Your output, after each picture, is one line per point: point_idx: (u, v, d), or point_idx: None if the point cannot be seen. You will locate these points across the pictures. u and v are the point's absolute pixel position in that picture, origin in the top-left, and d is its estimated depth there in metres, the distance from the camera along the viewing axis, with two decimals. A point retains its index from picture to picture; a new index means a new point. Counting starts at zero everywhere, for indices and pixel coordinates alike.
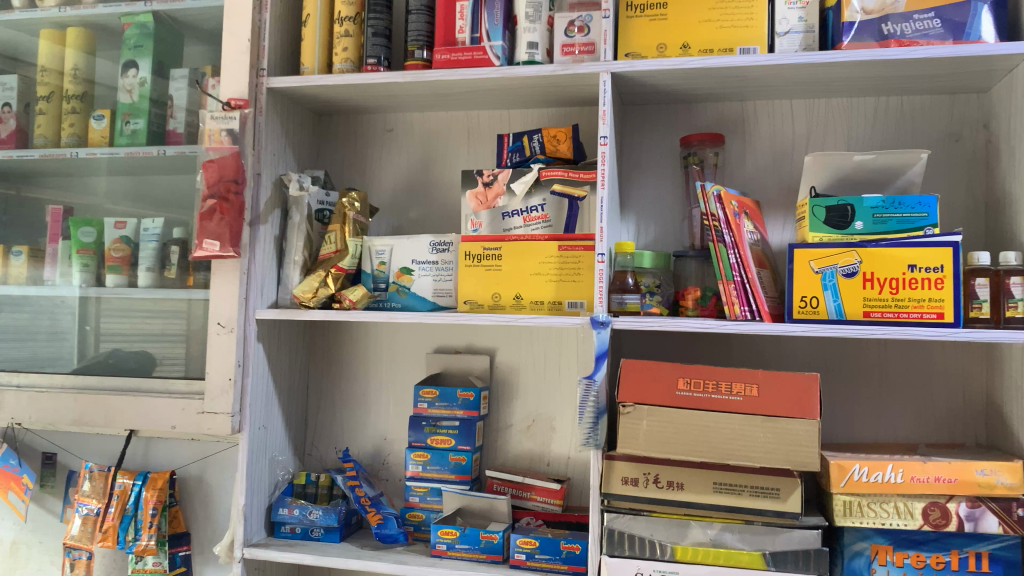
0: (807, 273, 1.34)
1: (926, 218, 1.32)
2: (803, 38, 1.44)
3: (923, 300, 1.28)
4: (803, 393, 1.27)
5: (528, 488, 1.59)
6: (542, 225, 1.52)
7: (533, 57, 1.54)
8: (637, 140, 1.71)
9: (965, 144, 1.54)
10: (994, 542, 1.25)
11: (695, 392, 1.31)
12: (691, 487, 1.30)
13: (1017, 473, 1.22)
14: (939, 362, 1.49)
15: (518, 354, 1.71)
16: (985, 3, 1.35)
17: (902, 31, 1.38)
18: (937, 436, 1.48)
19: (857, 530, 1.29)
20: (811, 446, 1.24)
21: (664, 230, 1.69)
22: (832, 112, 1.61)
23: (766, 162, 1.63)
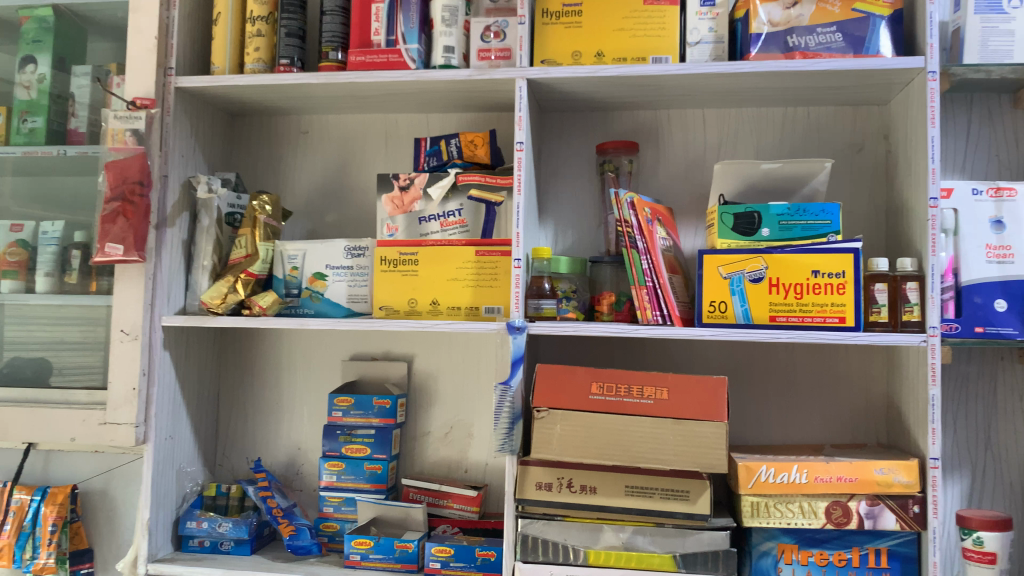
0: (717, 278, 1.37)
1: (829, 225, 1.36)
2: (713, 49, 1.47)
3: (826, 305, 1.32)
4: (711, 396, 1.30)
5: (445, 495, 1.58)
6: (459, 230, 1.52)
7: (449, 61, 1.53)
8: (555, 147, 1.72)
9: (867, 155, 1.60)
10: (892, 538, 1.29)
11: (608, 396, 1.32)
12: (604, 490, 1.31)
13: (912, 471, 1.27)
14: (843, 364, 1.54)
15: (435, 360, 1.69)
16: (883, 19, 1.40)
17: (806, 44, 1.42)
18: (842, 437, 1.53)
19: (764, 530, 1.32)
20: (720, 448, 1.27)
21: (582, 236, 1.70)
22: (742, 121, 1.65)
23: (680, 169, 1.66)
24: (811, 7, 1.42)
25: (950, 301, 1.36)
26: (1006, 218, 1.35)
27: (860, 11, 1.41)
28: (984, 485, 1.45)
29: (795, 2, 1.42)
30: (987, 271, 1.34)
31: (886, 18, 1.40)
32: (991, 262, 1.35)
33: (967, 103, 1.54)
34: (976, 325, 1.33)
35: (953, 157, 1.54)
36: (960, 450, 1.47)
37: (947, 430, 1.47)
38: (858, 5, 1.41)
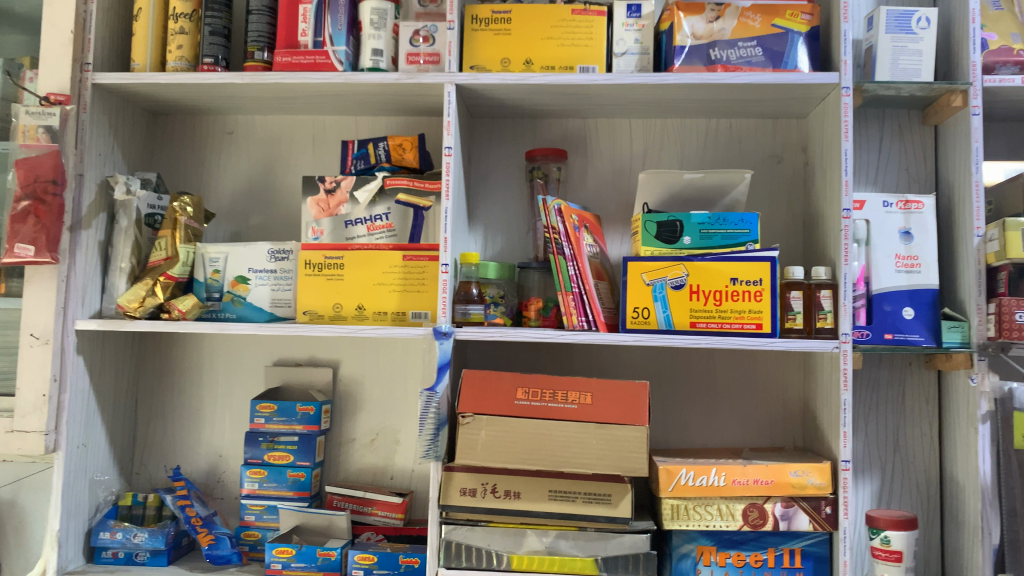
0: (640, 285, 1.39)
1: (748, 234, 1.40)
2: (638, 60, 1.50)
3: (743, 311, 1.36)
4: (633, 399, 1.32)
5: (369, 502, 1.56)
6: (386, 234, 1.51)
7: (377, 64, 1.52)
8: (485, 152, 1.72)
9: (786, 166, 1.65)
10: (805, 539, 1.33)
11: (533, 401, 1.33)
12: (527, 495, 1.32)
13: (825, 473, 1.31)
14: (762, 369, 1.58)
15: (362, 365, 1.67)
16: (801, 35, 1.45)
17: (727, 57, 1.46)
18: (760, 439, 1.57)
19: (684, 533, 1.34)
20: (640, 452, 1.29)
21: (511, 242, 1.70)
22: (668, 131, 1.68)
23: (607, 177, 1.69)
24: (733, 21, 1.46)
25: (862, 308, 1.39)
26: (914, 230, 1.41)
27: (779, 27, 1.45)
28: (892, 486, 1.51)
29: (717, 16, 1.46)
30: (896, 280, 1.40)
31: (804, 34, 1.45)
32: (900, 271, 1.40)
33: (880, 118, 1.60)
34: (886, 332, 1.38)
35: (865, 170, 1.60)
36: (870, 453, 1.53)
37: (859, 434, 1.53)
38: (777, 21, 1.45)
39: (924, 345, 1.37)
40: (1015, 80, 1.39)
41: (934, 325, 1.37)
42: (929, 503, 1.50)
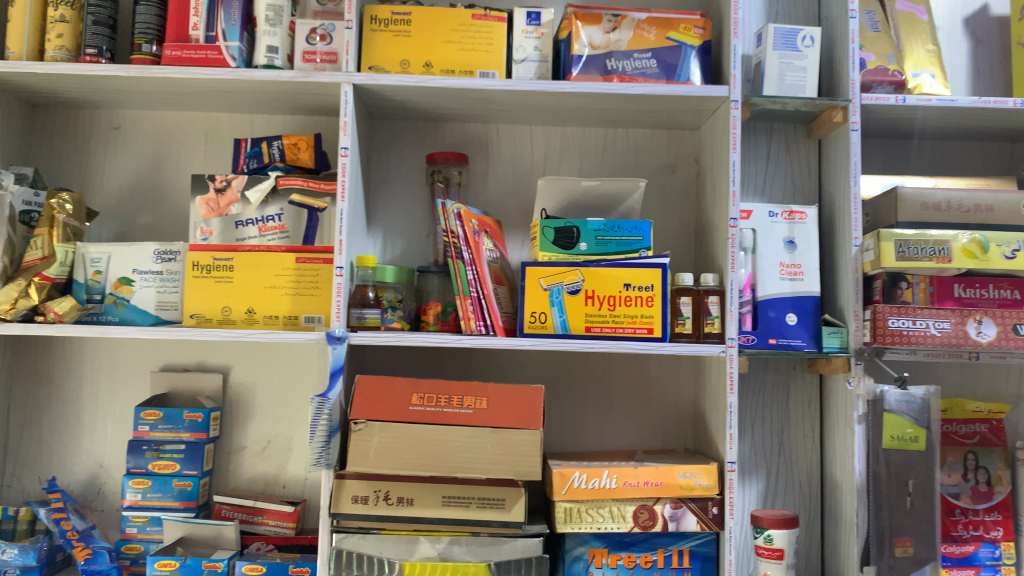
0: (537, 289, 1.40)
1: (641, 241, 1.43)
2: (538, 67, 1.51)
3: (636, 316, 1.39)
4: (528, 404, 1.32)
5: (259, 512, 1.52)
6: (278, 236, 1.48)
7: (272, 62, 1.48)
8: (385, 153, 1.68)
9: (679, 176, 1.69)
10: (693, 540, 1.36)
11: (427, 407, 1.32)
12: (420, 501, 1.30)
13: (711, 474, 1.35)
14: (655, 374, 1.62)
15: (254, 371, 1.63)
16: (693, 48, 1.50)
17: (623, 67, 1.49)
18: (653, 442, 1.60)
19: (577, 536, 1.35)
20: (534, 456, 1.30)
21: (411, 246, 1.66)
22: (567, 139, 1.70)
23: (507, 183, 1.69)
24: (629, 33, 1.49)
25: (748, 314, 1.44)
26: (797, 239, 1.47)
27: (673, 40, 1.49)
28: (776, 486, 1.57)
29: (615, 27, 1.49)
30: (780, 287, 1.45)
31: (696, 48, 1.50)
32: (784, 278, 1.46)
33: (767, 131, 1.66)
34: (770, 337, 1.43)
35: (753, 181, 1.66)
36: (756, 455, 1.58)
37: (745, 435, 1.58)
38: (671, 34, 1.49)
39: (805, 350, 1.43)
40: (891, 98, 1.47)
41: (815, 330, 1.44)
42: (811, 502, 1.56)
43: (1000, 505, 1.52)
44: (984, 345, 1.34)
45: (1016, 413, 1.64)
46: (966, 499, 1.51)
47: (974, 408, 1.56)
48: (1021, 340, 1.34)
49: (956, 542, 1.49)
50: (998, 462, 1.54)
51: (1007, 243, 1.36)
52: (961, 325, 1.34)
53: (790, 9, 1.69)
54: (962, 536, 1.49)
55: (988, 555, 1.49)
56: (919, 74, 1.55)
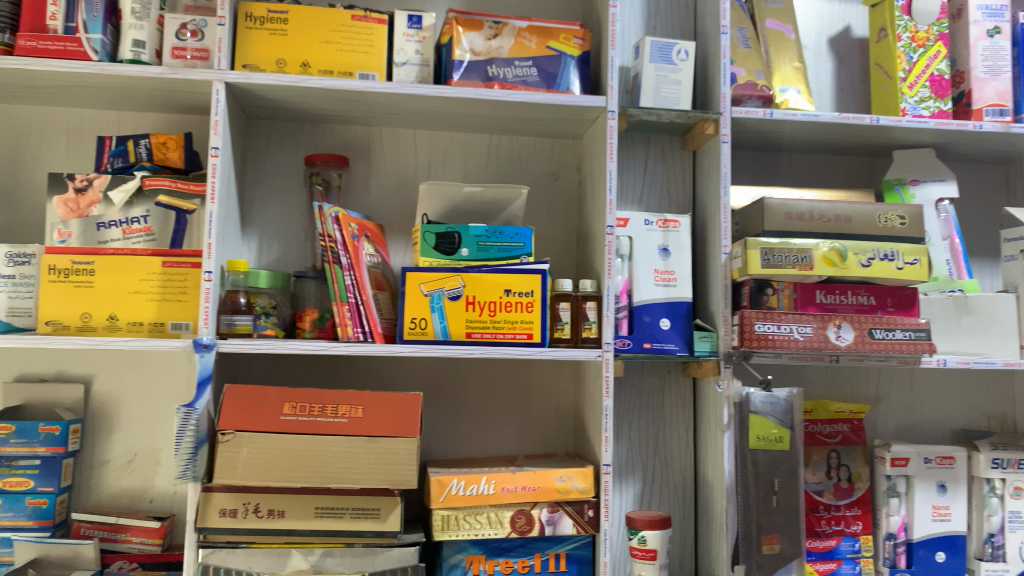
0: (418, 295, 1.38)
1: (522, 247, 1.44)
2: (418, 71, 1.49)
3: (516, 321, 1.39)
4: (405, 411, 1.30)
5: (122, 529, 1.44)
6: (143, 239, 1.41)
7: (138, 56, 1.41)
8: (262, 155, 1.62)
9: (562, 184, 1.71)
10: (570, 543, 1.38)
11: (300, 416, 1.29)
12: (292, 513, 1.27)
13: (587, 477, 1.36)
14: (537, 379, 1.63)
15: (118, 381, 1.55)
16: (573, 58, 1.52)
17: (504, 75, 1.49)
18: (534, 447, 1.61)
19: (454, 543, 1.34)
20: (410, 464, 1.28)
21: (288, 250, 1.62)
22: (451, 144, 1.69)
23: (390, 187, 1.66)
24: (510, 40, 1.50)
25: (624, 319, 1.48)
26: (671, 246, 1.51)
27: (553, 49, 1.51)
28: (652, 487, 1.60)
29: (495, 34, 1.50)
30: (654, 293, 1.49)
31: (576, 57, 1.52)
32: (658, 284, 1.49)
33: (645, 142, 1.71)
34: (645, 341, 1.47)
35: (631, 191, 1.70)
36: (633, 457, 1.61)
37: (623, 438, 1.61)
38: (551, 43, 1.51)
39: (677, 354, 1.48)
40: (759, 112, 1.53)
41: (687, 335, 1.49)
42: (685, 502, 1.60)
43: (860, 500, 1.60)
44: (843, 348, 1.40)
45: (875, 412, 1.73)
46: (829, 496, 1.58)
47: (837, 409, 1.63)
48: (875, 344, 1.41)
49: (819, 537, 1.56)
50: (858, 459, 1.62)
51: (863, 252, 1.44)
52: (822, 329, 1.41)
53: (668, 23, 1.74)
54: (825, 531, 1.56)
55: (849, 548, 1.57)
56: (786, 89, 1.62)
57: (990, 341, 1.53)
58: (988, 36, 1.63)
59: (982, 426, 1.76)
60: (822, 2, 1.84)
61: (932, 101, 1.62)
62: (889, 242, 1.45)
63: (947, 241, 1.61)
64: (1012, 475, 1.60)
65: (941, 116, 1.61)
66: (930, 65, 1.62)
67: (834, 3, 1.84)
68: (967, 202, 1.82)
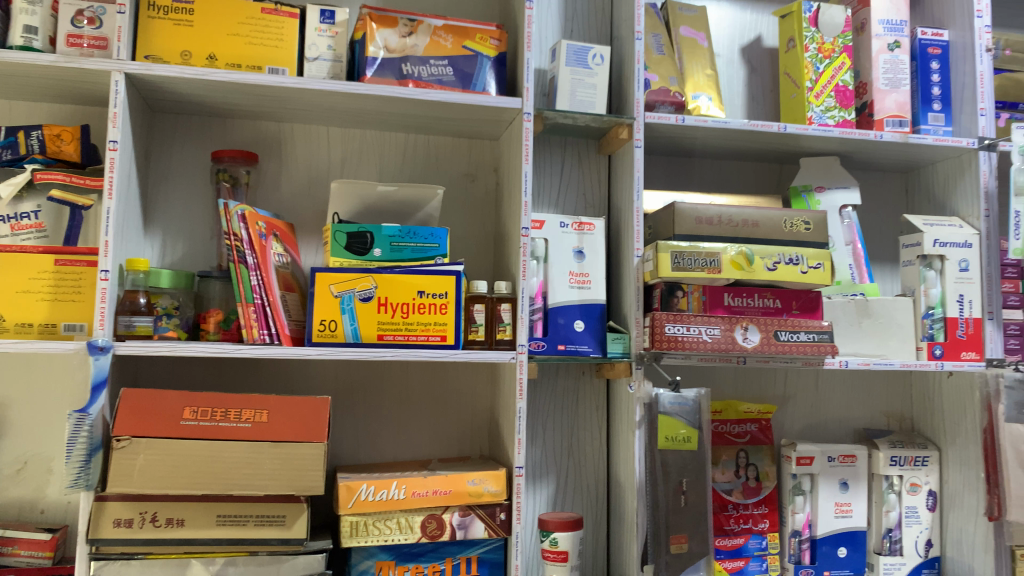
0: (327, 296, 1.35)
1: (437, 248, 1.42)
2: (330, 67, 1.46)
3: (429, 323, 1.37)
4: (313, 416, 1.27)
5: (9, 542, 1.36)
6: (34, 235, 1.34)
7: (30, 43, 1.34)
8: (167, 151, 1.56)
9: (478, 185, 1.70)
10: (481, 546, 1.37)
11: (202, 421, 1.24)
12: (192, 522, 1.22)
13: (500, 480, 1.35)
14: (451, 381, 1.61)
15: (7, 385, 1.46)
16: (489, 59, 1.51)
17: (418, 73, 1.47)
18: (448, 450, 1.60)
19: (363, 549, 1.32)
20: (316, 469, 1.25)
21: (193, 248, 1.56)
22: (365, 143, 1.66)
23: (302, 185, 1.62)
24: (425, 38, 1.48)
25: (539, 321, 1.48)
26: (586, 249, 1.52)
27: (469, 49, 1.50)
28: (565, 489, 1.61)
29: (410, 31, 1.47)
30: (569, 295, 1.50)
31: (491, 58, 1.51)
32: (572, 287, 1.50)
33: (562, 144, 1.72)
34: (559, 343, 1.47)
35: (548, 193, 1.71)
36: (547, 459, 1.61)
37: (537, 440, 1.61)
38: (467, 43, 1.50)
39: (591, 355, 1.48)
40: (671, 118, 1.55)
41: (600, 336, 1.50)
42: (598, 504, 1.62)
43: (767, 498, 1.64)
44: (750, 349, 1.44)
45: (782, 413, 1.78)
46: (737, 495, 1.62)
47: (746, 409, 1.67)
48: (780, 345, 1.45)
49: (727, 536, 1.59)
50: (765, 459, 1.66)
51: (769, 256, 1.47)
52: (729, 331, 1.44)
53: (585, 27, 1.75)
54: (733, 530, 1.60)
55: (756, 546, 1.61)
56: (698, 96, 1.65)
57: (890, 342, 1.59)
58: (889, 50, 1.70)
59: (882, 425, 1.83)
60: (734, 12, 1.88)
61: (836, 111, 1.67)
62: (794, 246, 1.49)
63: (849, 246, 1.66)
64: (908, 471, 1.68)
65: (845, 125, 1.66)
66: (835, 76, 1.67)
67: (746, 13, 1.89)
68: (869, 209, 1.89)
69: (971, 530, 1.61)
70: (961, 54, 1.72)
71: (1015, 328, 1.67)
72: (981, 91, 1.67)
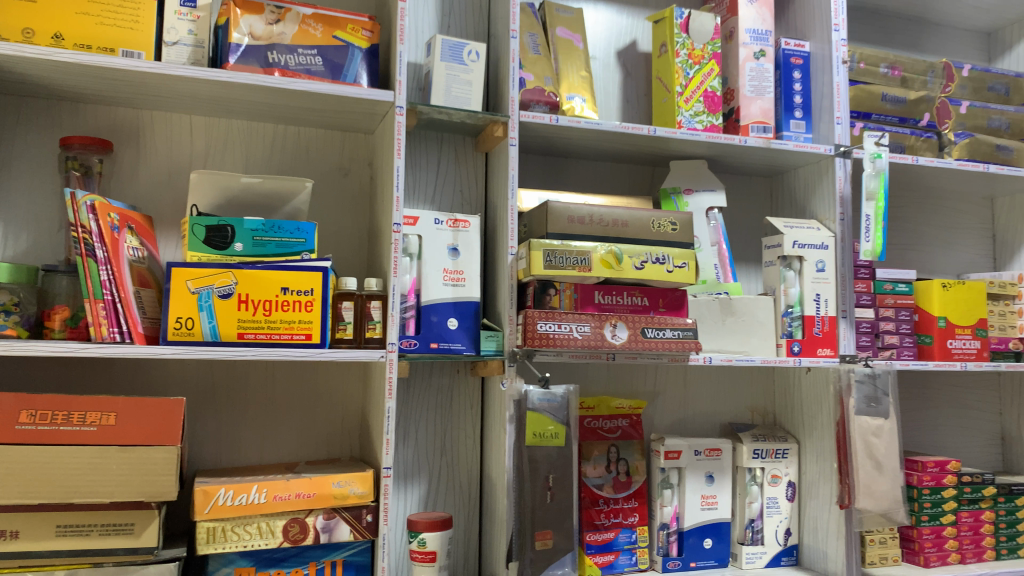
0: (184, 293, 1.28)
1: (303, 243, 1.38)
2: (191, 52, 1.39)
3: (292, 321, 1.33)
4: (165, 418, 1.21)
5: None
6: None
7: None
8: (9, 138, 1.46)
9: (352, 179, 1.67)
10: (347, 549, 1.33)
11: (40, 425, 1.15)
12: (28, 534, 1.15)
13: (367, 482, 1.32)
14: (321, 381, 1.57)
15: None
16: (361, 50, 1.48)
17: (286, 62, 1.42)
18: (317, 452, 1.55)
19: (221, 556, 1.27)
20: (168, 474, 1.19)
21: (39, 242, 1.46)
22: (232, 133, 1.59)
23: (161, 176, 1.54)
24: (293, 27, 1.44)
25: (412, 319, 1.46)
26: (460, 246, 1.51)
27: (340, 40, 1.46)
28: (437, 488, 1.59)
29: (278, 19, 1.42)
30: (442, 293, 1.48)
31: (363, 49, 1.48)
32: (446, 284, 1.48)
33: (438, 141, 1.70)
34: (431, 341, 1.45)
35: (424, 189, 1.69)
36: (419, 458, 1.59)
37: (408, 439, 1.59)
38: (338, 33, 1.46)
39: (464, 353, 1.47)
40: (545, 118, 1.56)
41: (474, 334, 1.49)
42: (470, 503, 1.61)
43: (637, 492, 1.67)
44: (618, 346, 1.45)
45: (652, 408, 1.83)
46: (607, 490, 1.64)
47: (618, 405, 1.70)
48: (647, 342, 1.48)
49: (597, 530, 1.60)
50: (635, 453, 1.69)
51: (637, 255, 1.50)
52: (599, 329, 1.46)
53: (462, 24, 1.74)
54: (603, 524, 1.61)
55: (625, 539, 1.63)
56: (572, 97, 1.67)
57: (751, 339, 1.65)
58: (754, 59, 1.76)
59: (746, 419, 1.90)
60: (610, 15, 1.92)
61: (704, 116, 1.72)
62: (661, 246, 1.53)
63: (715, 247, 1.73)
64: (769, 464, 1.75)
65: (713, 130, 1.72)
66: (704, 82, 1.73)
67: (622, 18, 1.93)
68: (736, 212, 1.96)
69: (826, 517, 1.69)
70: (820, 65, 1.80)
71: (866, 326, 1.76)
72: (837, 101, 1.76)
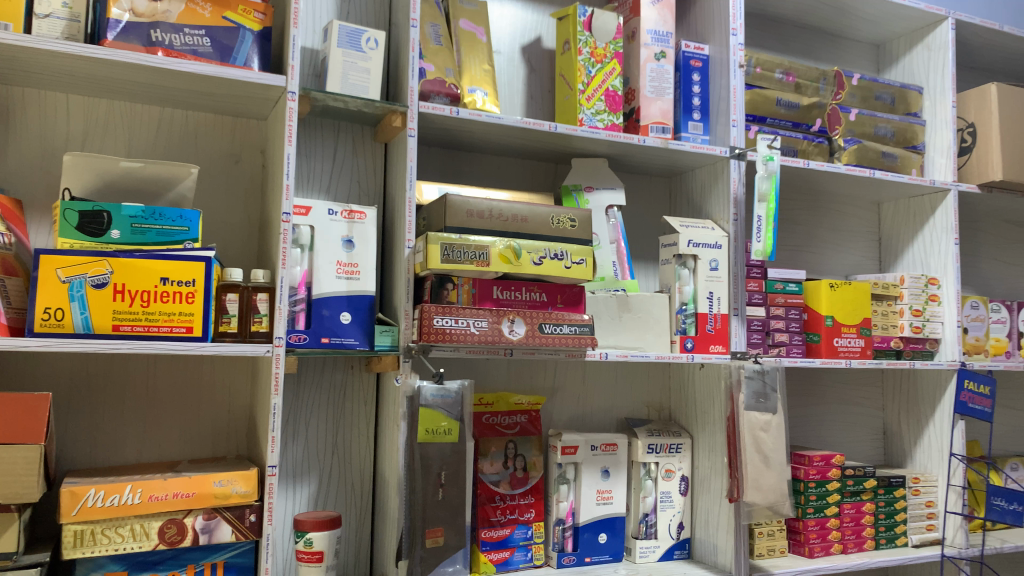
0: (54, 281, 1.20)
1: (187, 232, 1.32)
2: (65, 26, 1.31)
3: (172, 314, 1.26)
4: (28, 415, 1.13)
5: None
6: None
7: None
8: None
9: (243, 167, 1.61)
10: (229, 550, 1.27)
11: None
12: None
13: (250, 480, 1.27)
14: (206, 376, 1.51)
15: None
16: (252, 33, 1.42)
17: (170, 41, 1.35)
18: (201, 450, 1.49)
19: (89, 561, 1.20)
20: (30, 475, 1.12)
21: None
22: (113, 115, 1.51)
23: (32, 158, 1.45)
24: (179, 5, 1.37)
25: (301, 313, 1.42)
26: (355, 238, 1.47)
27: (230, 21, 1.41)
28: (328, 487, 1.56)
29: None
30: (335, 285, 1.44)
31: (254, 32, 1.43)
32: (339, 277, 1.45)
33: (335, 130, 1.66)
34: (322, 336, 1.42)
35: (319, 179, 1.64)
36: (309, 457, 1.55)
37: (298, 437, 1.55)
38: (228, 14, 1.40)
39: (357, 348, 1.44)
40: (445, 110, 1.54)
41: (368, 329, 1.46)
42: (362, 501, 1.58)
43: (534, 488, 1.66)
44: (515, 341, 1.45)
45: (550, 404, 1.84)
46: (504, 486, 1.63)
47: (517, 401, 1.69)
48: (544, 338, 1.48)
49: (493, 527, 1.59)
50: (533, 449, 1.68)
51: (535, 251, 1.50)
52: (496, 324, 1.44)
53: (362, 11, 1.70)
54: (499, 520, 1.60)
55: (521, 535, 1.63)
56: (474, 90, 1.65)
57: (646, 336, 1.68)
58: (655, 59, 1.78)
59: (642, 414, 1.93)
60: (516, 10, 1.91)
61: (605, 114, 1.73)
62: (559, 242, 1.53)
63: (613, 245, 1.74)
64: (662, 458, 1.78)
65: (613, 128, 1.73)
66: (605, 80, 1.73)
67: (528, 13, 1.92)
68: (635, 211, 1.98)
69: (716, 511, 1.73)
70: (718, 69, 1.84)
71: (756, 325, 1.83)
72: (734, 104, 1.80)
